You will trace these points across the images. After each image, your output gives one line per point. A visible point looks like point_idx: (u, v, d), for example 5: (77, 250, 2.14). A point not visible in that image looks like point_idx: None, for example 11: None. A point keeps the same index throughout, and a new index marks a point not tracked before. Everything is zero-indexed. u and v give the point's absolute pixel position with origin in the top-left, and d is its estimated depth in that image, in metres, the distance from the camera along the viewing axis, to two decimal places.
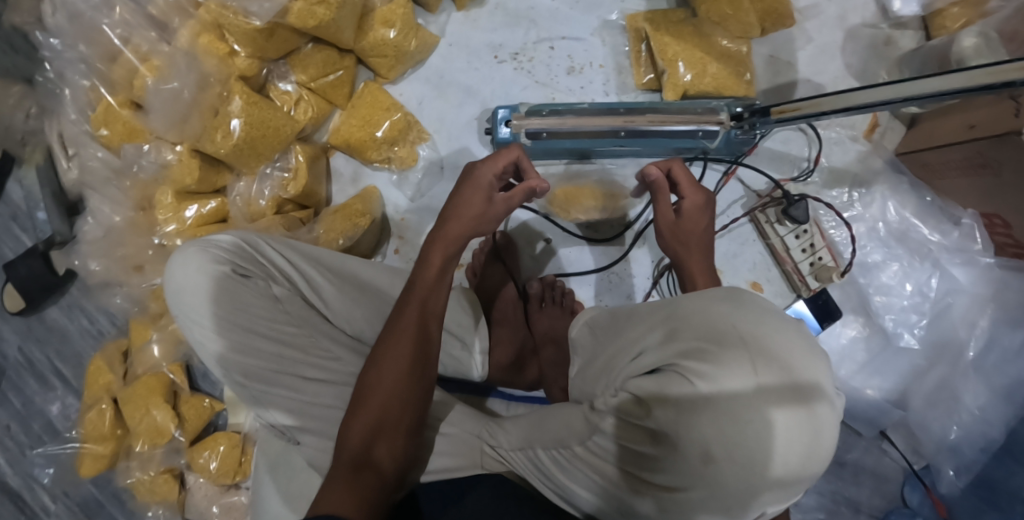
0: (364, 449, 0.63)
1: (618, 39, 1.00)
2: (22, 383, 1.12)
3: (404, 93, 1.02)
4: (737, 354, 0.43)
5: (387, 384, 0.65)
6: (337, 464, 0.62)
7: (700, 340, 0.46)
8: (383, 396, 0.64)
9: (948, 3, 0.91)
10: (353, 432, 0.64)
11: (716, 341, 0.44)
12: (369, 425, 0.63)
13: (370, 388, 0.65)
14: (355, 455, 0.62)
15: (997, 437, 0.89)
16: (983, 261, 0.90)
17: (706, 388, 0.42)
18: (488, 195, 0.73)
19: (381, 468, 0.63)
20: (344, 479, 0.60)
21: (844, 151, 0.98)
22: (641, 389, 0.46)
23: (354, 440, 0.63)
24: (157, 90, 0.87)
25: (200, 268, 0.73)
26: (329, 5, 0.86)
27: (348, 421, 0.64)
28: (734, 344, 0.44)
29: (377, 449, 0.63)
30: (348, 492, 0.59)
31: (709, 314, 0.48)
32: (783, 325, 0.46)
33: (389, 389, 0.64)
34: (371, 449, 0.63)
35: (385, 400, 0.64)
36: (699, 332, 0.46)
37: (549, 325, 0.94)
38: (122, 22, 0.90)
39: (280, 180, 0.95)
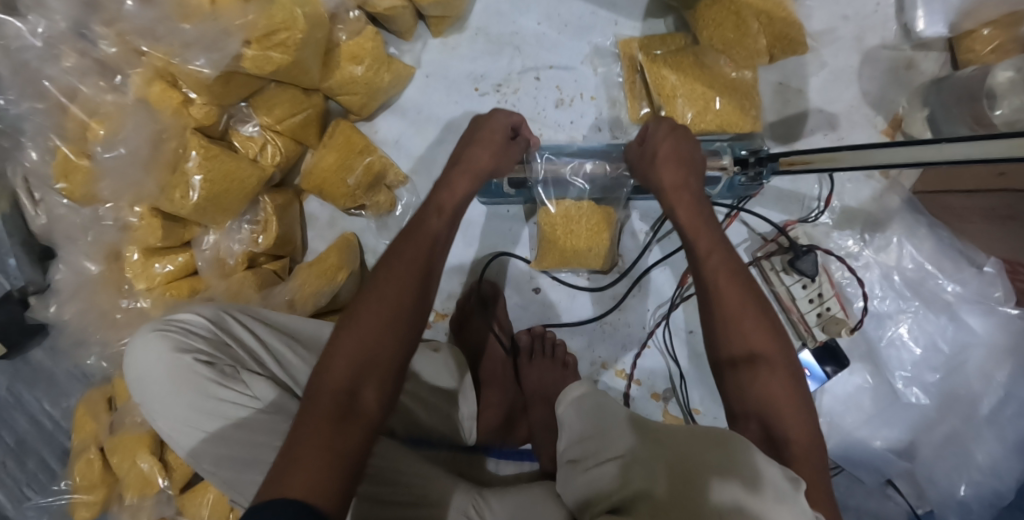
0: (350, 390, 0.55)
1: (610, 68, 0.92)
2: (11, 426, 1.11)
3: (380, 131, 0.96)
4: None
5: (382, 316, 0.59)
6: (315, 402, 0.55)
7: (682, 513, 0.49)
8: (370, 344, 0.58)
9: (980, 24, 0.80)
10: (335, 367, 0.56)
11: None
12: (354, 363, 0.56)
13: (356, 328, 0.58)
14: (339, 394, 0.55)
15: (1007, 494, 0.83)
16: (1003, 310, 0.84)
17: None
18: (506, 137, 0.76)
19: (366, 416, 0.55)
20: (321, 423, 0.53)
21: (858, 189, 0.90)
22: None
23: (337, 376, 0.56)
24: (106, 158, 0.83)
25: (161, 354, 0.72)
26: (284, 48, 0.78)
27: (331, 352, 0.57)
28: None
29: (365, 391, 0.56)
30: (324, 445, 0.51)
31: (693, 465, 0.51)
32: (777, 495, 0.47)
33: (376, 330, 0.58)
34: (356, 393, 0.55)
35: (374, 335, 0.58)
36: (678, 500, 0.49)
37: (538, 380, 0.90)
38: (71, 71, 0.85)
39: (251, 234, 0.91)
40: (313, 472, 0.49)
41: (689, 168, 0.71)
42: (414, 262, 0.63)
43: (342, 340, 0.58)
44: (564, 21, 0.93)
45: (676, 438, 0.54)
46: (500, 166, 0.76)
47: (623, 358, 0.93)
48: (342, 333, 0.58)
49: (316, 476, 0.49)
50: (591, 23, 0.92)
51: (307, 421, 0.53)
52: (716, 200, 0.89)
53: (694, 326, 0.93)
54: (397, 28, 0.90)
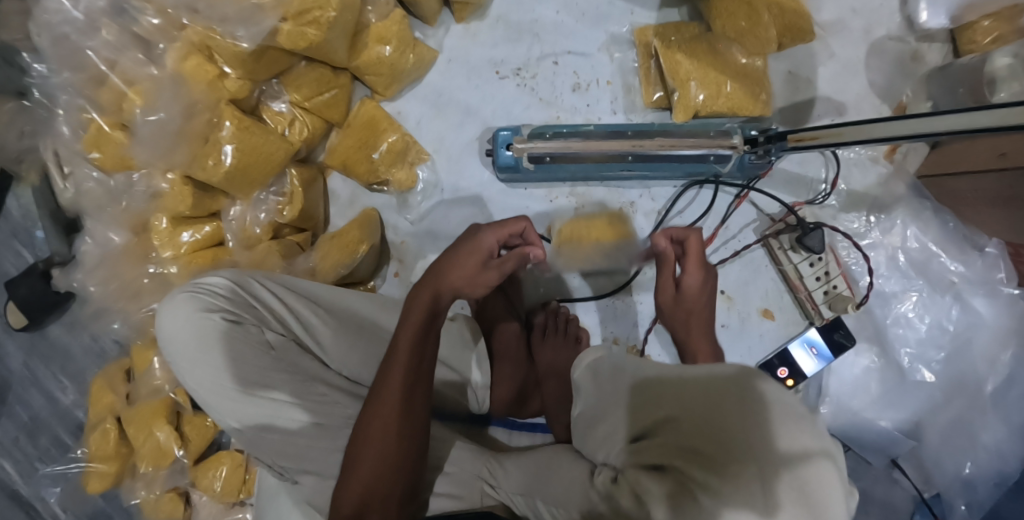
0: (358, 506, 0.61)
1: (626, 55, 0.96)
2: (27, 399, 1.12)
3: (402, 112, 0.99)
4: (736, 464, 0.43)
5: (381, 459, 0.63)
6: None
7: (696, 439, 0.47)
8: (373, 468, 0.62)
9: (981, 15, 0.84)
10: (349, 489, 0.62)
11: (712, 446, 0.45)
12: (360, 496, 0.62)
13: (359, 458, 0.63)
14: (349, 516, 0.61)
15: (1012, 474, 0.87)
16: (1005, 292, 0.87)
17: (707, 501, 0.43)
18: (482, 264, 0.69)
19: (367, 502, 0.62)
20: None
21: (864, 174, 0.92)
22: (648, 490, 0.48)
23: (345, 504, 0.62)
24: (144, 124, 0.86)
25: (188, 317, 0.74)
26: (318, 26, 0.82)
27: (341, 488, 0.63)
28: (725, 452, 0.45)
29: (366, 503, 0.62)
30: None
31: (701, 391, 0.49)
32: (794, 415, 0.45)
33: (376, 470, 0.62)
34: (365, 507, 0.61)
35: (375, 471, 0.62)
36: (689, 431, 0.48)
37: (552, 356, 0.92)
38: (109, 43, 0.88)
39: (276, 205, 0.93)
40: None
41: (707, 294, 0.77)
42: (407, 372, 0.64)
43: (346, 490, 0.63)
44: (582, 10, 0.97)
45: (689, 374, 0.52)
46: (470, 292, 0.69)
47: (634, 334, 0.96)
48: (348, 483, 0.63)
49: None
50: (608, 12, 0.96)
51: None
52: (726, 180, 0.93)
53: None
54: (422, 14, 0.94)
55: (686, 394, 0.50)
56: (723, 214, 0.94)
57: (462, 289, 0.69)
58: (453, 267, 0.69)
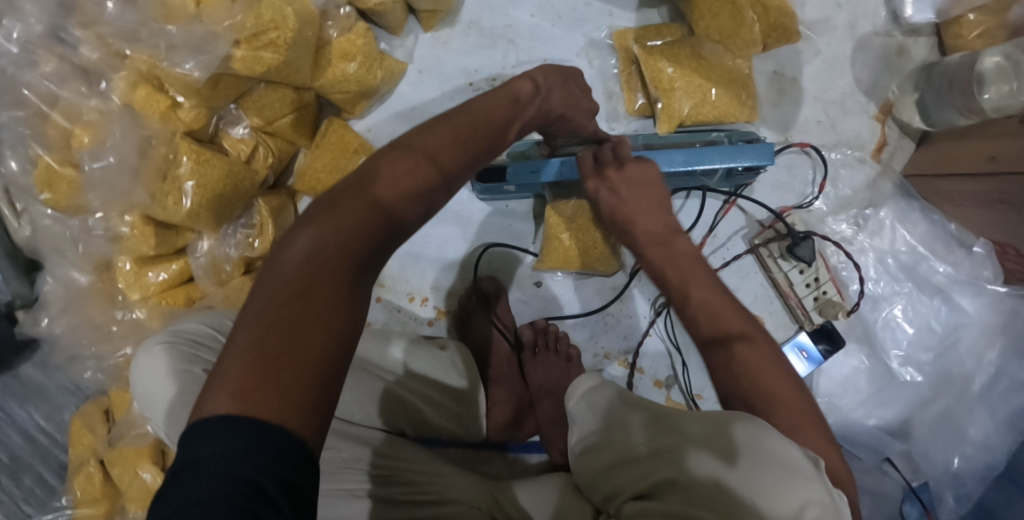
0: (316, 235, 0.46)
1: (606, 60, 0.92)
2: (5, 440, 1.08)
3: (373, 128, 0.94)
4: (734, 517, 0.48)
5: (373, 205, 0.49)
6: (276, 281, 0.45)
7: (695, 492, 0.50)
8: (367, 210, 0.49)
9: (967, 10, 0.81)
10: (339, 216, 0.47)
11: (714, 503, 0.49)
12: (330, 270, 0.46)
13: (349, 193, 0.49)
14: (305, 256, 0.45)
15: (999, 466, 0.87)
16: (992, 290, 0.87)
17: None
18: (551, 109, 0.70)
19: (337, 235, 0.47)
20: (285, 301, 0.44)
21: (853, 175, 0.90)
22: None
23: (303, 238, 0.46)
24: (93, 169, 0.80)
25: (162, 363, 0.66)
26: (275, 49, 0.76)
27: (303, 222, 0.48)
28: (723, 497, 0.49)
29: (332, 222, 0.47)
30: (292, 353, 0.42)
31: (693, 450, 0.52)
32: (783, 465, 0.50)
33: (367, 208, 0.49)
34: (319, 235, 0.46)
35: (362, 205, 0.49)
36: (689, 482, 0.51)
37: (543, 375, 0.90)
38: (49, 76, 0.82)
39: (246, 238, 0.89)
40: (277, 398, 0.41)
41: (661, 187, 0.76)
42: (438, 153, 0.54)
43: (318, 211, 0.48)
44: (557, 13, 0.92)
45: (672, 432, 0.55)
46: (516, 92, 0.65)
47: (626, 348, 0.94)
48: (318, 213, 0.48)
49: (277, 406, 0.40)
50: (585, 14, 0.91)
51: (272, 304, 0.44)
52: (714, 188, 0.88)
53: None
54: (387, 24, 0.88)
55: (680, 454, 0.53)
56: (712, 223, 0.92)
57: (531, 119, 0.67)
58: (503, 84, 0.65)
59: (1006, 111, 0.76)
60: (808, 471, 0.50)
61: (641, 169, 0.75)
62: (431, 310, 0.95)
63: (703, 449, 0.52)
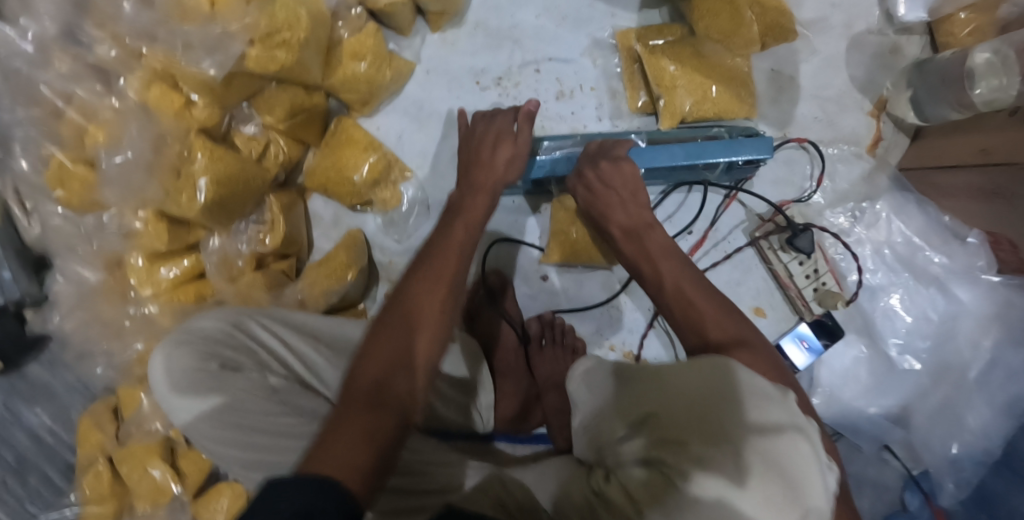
0: (383, 383, 0.59)
1: (609, 59, 0.94)
2: (12, 441, 1.08)
3: (381, 127, 0.96)
4: (720, 453, 0.45)
5: (420, 307, 0.64)
6: (349, 399, 0.57)
7: (685, 430, 0.48)
8: (416, 311, 0.64)
9: (958, 9, 0.85)
10: (400, 382, 0.59)
11: (701, 439, 0.46)
12: (386, 363, 0.60)
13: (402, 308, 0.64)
14: (373, 389, 0.58)
15: (996, 453, 0.89)
16: (987, 280, 0.89)
17: (687, 486, 0.44)
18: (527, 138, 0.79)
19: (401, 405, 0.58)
20: (359, 413, 0.55)
21: (850, 169, 0.93)
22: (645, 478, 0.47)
23: (370, 371, 0.59)
24: (109, 165, 0.81)
25: (180, 357, 0.67)
26: (288, 48, 0.78)
27: (366, 348, 0.62)
28: (713, 432, 0.46)
29: (394, 387, 0.59)
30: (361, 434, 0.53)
31: (688, 387, 0.51)
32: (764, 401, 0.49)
33: (417, 322, 0.63)
34: (388, 382, 0.59)
35: (413, 333, 0.63)
36: (681, 417, 0.49)
37: (550, 368, 0.92)
38: (65, 75, 0.84)
39: (257, 234, 0.91)
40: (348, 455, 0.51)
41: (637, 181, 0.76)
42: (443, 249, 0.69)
43: (377, 343, 0.62)
44: (561, 14, 0.94)
45: (672, 373, 0.53)
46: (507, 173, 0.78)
47: (631, 341, 0.96)
48: (375, 342, 0.62)
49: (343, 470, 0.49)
50: (588, 15, 0.94)
51: (351, 406, 0.56)
52: (714, 183, 0.92)
53: None
54: (396, 25, 0.91)
55: (674, 394, 0.51)
56: (713, 216, 0.94)
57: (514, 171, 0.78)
58: (489, 162, 0.78)
59: (996, 105, 0.78)
60: (788, 417, 0.48)
61: (615, 169, 0.76)
62: None
63: (698, 387, 0.50)
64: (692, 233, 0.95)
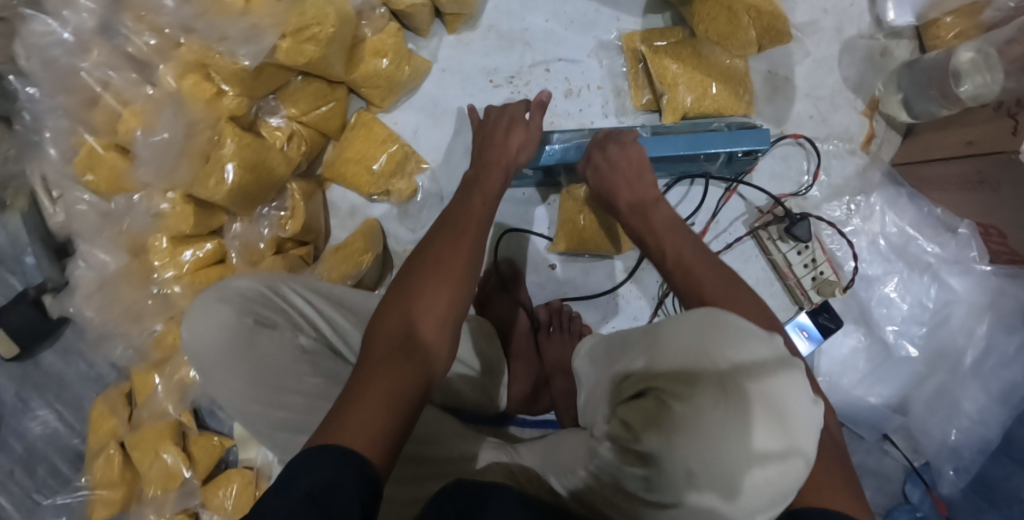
0: (409, 334, 0.59)
1: (614, 60, 0.99)
2: (23, 429, 1.09)
3: (399, 122, 1.00)
4: (712, 384, 0.42)
5: (443, 267, 0.65)
6: (376, 351, 0.58)
7: (674, 363, 0.45)
8: (438, 270, 0.65)
9: (943, 13, 0.90)
10: (428, 335, 0.60)
11: (694, 370, 0.44)
12: (409, 317, 0.61)
13: (424, 269, 0.65)
14: (400, 339, 0.58)
15: (994, 439, 0.91)
16: (979, 269, 0.93)
17: (680, 410, 0.42)
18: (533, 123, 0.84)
19: (429, 358, 0.58)
20: (387, 365, 0.55)
21: (844, 165, 0.98)
22: (629, 414, 0.45)
23: (393, 325, 0.60)
24: (141, 145, 0.86)
25: (219, 313, 0.70)
26: (317, 42, 0.83)
27: (386, 308, 0.62)
28: (704, 363, 0.44)
29: (422, 339, 0.59)
30: (388, 386, 0.54)
31: (682, 331, 0.47)
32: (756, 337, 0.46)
33: (441, 280, 0.64)
34: (412, 335, 0.59)
35: (438, 289, 0.63)
36: (673, 354, 0.46)
37: (558, 353, 0.94)
38: (102, 65, 0.89)
39: (278, 219, 0.94)
40: (372, 411, 0.51)
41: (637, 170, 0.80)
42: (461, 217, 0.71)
43: (399, 300, 0.63)
44: (571, 18, 1.00)
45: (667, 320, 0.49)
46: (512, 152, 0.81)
47: None
48: (397, 298, 0.63)
49: (357, 433, 0.49)
50: (595, 19, 1.00)
51: (378, 357, 0.57)
52: (716, 176, 0.96)
53: None
54: (414, 26, 0.96)
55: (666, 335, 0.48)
56: (714, 209, 0.98)
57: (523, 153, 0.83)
58: (501, 146, 0.82)
59: (982, 100, 0.83)
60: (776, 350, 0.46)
61: (622, 152, 0.81)
62: None
63: (688, 329, 0.47)
64: (695, 225, 0.99)
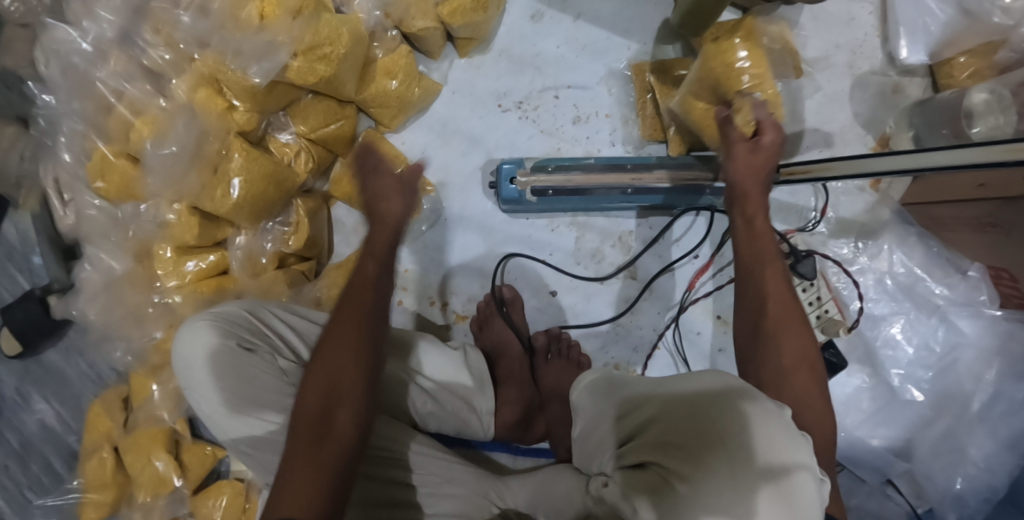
0: (324, 418, 0.60)
1: (624, 89, 0.99)
2: (20, 425, 1.10)
3: (407, 142, 1.01)
4: (716, 457, 0.46)
5: (347, 346, 0.64)
6: (296, 439, 0.59)
7: (681, 436, 0.50)
8: (341, 357, 0.64)
9: (957, 53, 0.90)
10: (339, 416, 0.61)
11: (697, 444, 0.48)
12: (322, 396, 0.61)
13: (327, 355, 0.64)
14: (316, 424, 0.59)
15: (1000, 488, 0.88)
16: (989, 313, 0.91)
17: (682, 488, 0.47)
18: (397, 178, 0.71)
19: (343, 441, 0.59)
20: (302, 457, 0.57)
21: (852, 202, 0.97)
22: (633, 485, 0.52)
23: (308, 409, 0.60)
24: (155, 155, 0.88)
25: (206, 338, 0.72)
26: (328, 62, 0.83)
27: (302, 391, 0.62)
28: (699, 432, 0.49)
29: (337, 416, 0.60)
30: (308, 471, 0.56)
31: (683, 391, 0.55)
32: (762, 401, 0.50)
33: (348, 351, 0.64)
34: (330, 415, 0.60)
35: (340, 371, 0.63)
36: (673, 414, 0.53)
37: (556, 380, 0.93)
38: (116, 74, 0.91)
39: (281, 234, 0.95)
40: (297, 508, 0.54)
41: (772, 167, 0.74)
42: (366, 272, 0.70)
43: (314, 379, 0.62)
44: (581, 44, 1.00)
45: (678, 385, 0.56)
46: (397, 204, 0.70)
47: (635, 360, 0.97)
48: (316, 368, 0.63)
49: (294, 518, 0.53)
50: (607, 47, 1.00)
51: (302, 446, 0.58)
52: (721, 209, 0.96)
53: (701, 328, 0.97)
54: (427, 47, 0.96)
55: (672, 403, 0.54)
56: (718, 241, 0.97)
57: (404, 208, 0.71)
58: (377, 208, 0.71)
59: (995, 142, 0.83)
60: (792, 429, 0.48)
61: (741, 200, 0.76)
62: (450, 314, 1.00)
63: (693, 401, 0.52)
64: (698, 257, 0.98)
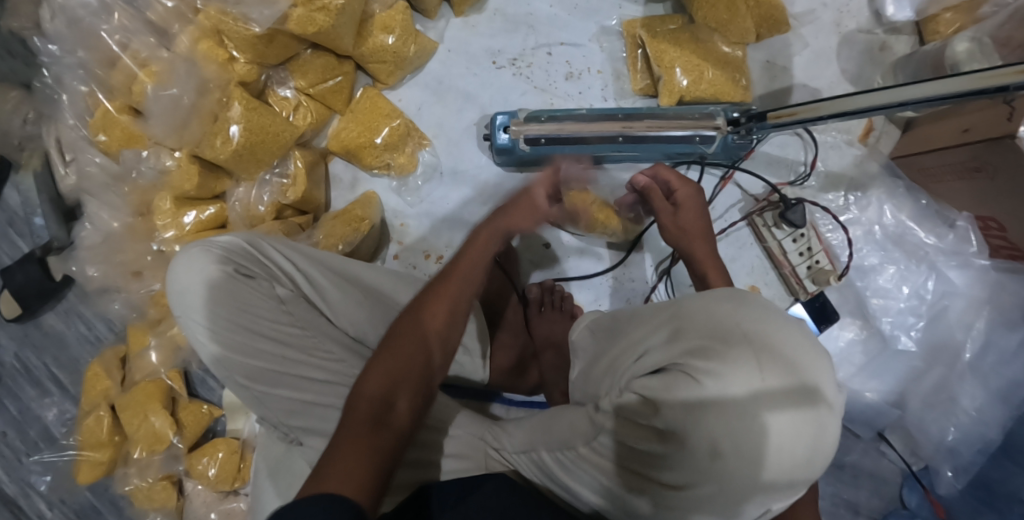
0: (385, 403, 0.61)
1: (615, 45, 1.02)
2: (19, 390, 1.09)
3: (403, 99, 1.03)
4: (745, 357, 0.45)
5: (420, 337, 0.66)
6: (353, 414, 0.60)
7: (707, 340, 0.47)
8: (402, 350, 0.65)
9: (942, 8, 0.92)
10: (400, 407, 0.61)
11: (728, 346, 0.46)
12: (387, 382, 0.62)
13: (405, 336, 0.65)
14: (376, 406, 0.60)
15: (995, 438, 0.88)
16: (978, 263, 0.92)
17: (711, 384, 0.44)
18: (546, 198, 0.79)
19: (398, 430, 0.60)
20: (360, 435, 0.57)
21: (841, 156, 0.99)
22: (648, 388, 0.48)
23: (372, 387, 0.61)
24: (157, 96, 0.88)
25: (206, 267, 0.73)
26: (328, 11, 0.85)
27: (368, 371, 0.63)
28: (740, 341, 0.46)
29: (395, 406, 0.61)
30: (360, 447, 0.56)
31: (713, 312, 0.50)
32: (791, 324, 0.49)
33: (420, 347, 0.65)
34: (390, 406, 0.61)
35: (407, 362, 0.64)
36: (702, 331, 0.48)
37: (549, 330, 0.94)
38: (122, 28, 0.93)
39: (279, 186, 0.96)
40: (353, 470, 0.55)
41: (707, 220, 0.76)
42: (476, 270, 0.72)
43: (385, 359, 0.64)
44: (574, 3, 1.02)
45: (692, 301, 0.54)
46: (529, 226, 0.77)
47: None
48: (387, 352, 0.65)
49: (345, 480, 0.53)
50: (598, 7, 1.02)
51: (364, 423, 0.59)
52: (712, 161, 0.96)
53: None
54: (423, 7, 0.98)
55: (690, 317, 0.51)
56: (710, 195, 0.99)
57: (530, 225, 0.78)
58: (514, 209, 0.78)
59: None
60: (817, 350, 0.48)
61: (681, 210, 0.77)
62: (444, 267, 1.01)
63: (720, 315, 0.50)
64: None
